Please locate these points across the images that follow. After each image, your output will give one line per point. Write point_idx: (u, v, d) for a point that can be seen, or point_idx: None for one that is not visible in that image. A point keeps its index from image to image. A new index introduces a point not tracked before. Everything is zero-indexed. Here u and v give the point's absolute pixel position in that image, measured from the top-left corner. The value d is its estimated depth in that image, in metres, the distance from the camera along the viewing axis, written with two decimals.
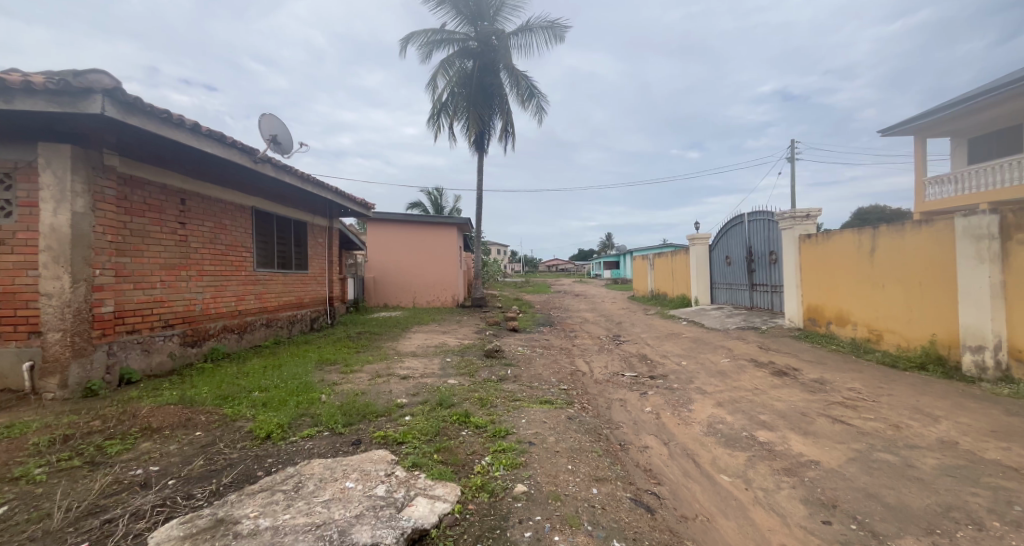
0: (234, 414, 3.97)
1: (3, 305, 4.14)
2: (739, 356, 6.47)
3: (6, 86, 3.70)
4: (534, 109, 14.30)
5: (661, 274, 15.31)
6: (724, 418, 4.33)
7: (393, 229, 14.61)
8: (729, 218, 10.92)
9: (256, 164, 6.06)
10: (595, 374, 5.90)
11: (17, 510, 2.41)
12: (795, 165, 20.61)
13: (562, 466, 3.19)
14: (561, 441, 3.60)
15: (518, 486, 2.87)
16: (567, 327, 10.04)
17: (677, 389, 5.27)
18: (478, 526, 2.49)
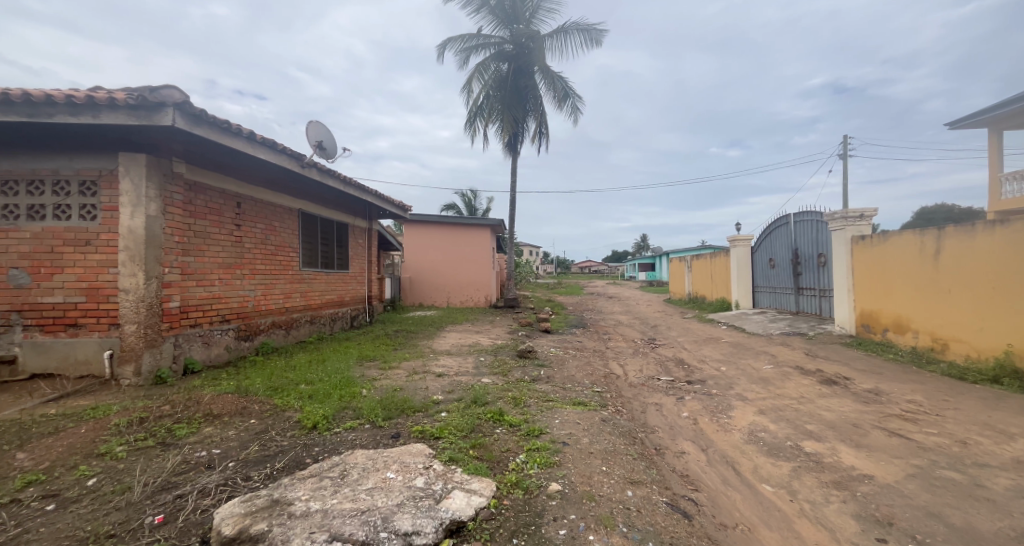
0: (283, 404, 4.23)
1: (88, 299, 4.56)
2: (783, 362, 6.29)
3: (94, 103, 4.09)
4: (569, 109, 14.30)
5: (699, 276, 15.02)
6: (767, 426, 4.24)
7: (427, 230, 14.94)
8: (773, 219, 10.57)
9: (303, 169, 6.39)
10: (629, 377, 5.88)
11: (103, 483, 2.69)
12: (848, 162, 19.66)
13: (597, 467, 3.23)
14: (595, 442, 3.65)
15: (552, 485, 2.94)
16: (600, 329, 10.01)
17: (716, 395, 5.19)
18: (513, 521, 2.57)
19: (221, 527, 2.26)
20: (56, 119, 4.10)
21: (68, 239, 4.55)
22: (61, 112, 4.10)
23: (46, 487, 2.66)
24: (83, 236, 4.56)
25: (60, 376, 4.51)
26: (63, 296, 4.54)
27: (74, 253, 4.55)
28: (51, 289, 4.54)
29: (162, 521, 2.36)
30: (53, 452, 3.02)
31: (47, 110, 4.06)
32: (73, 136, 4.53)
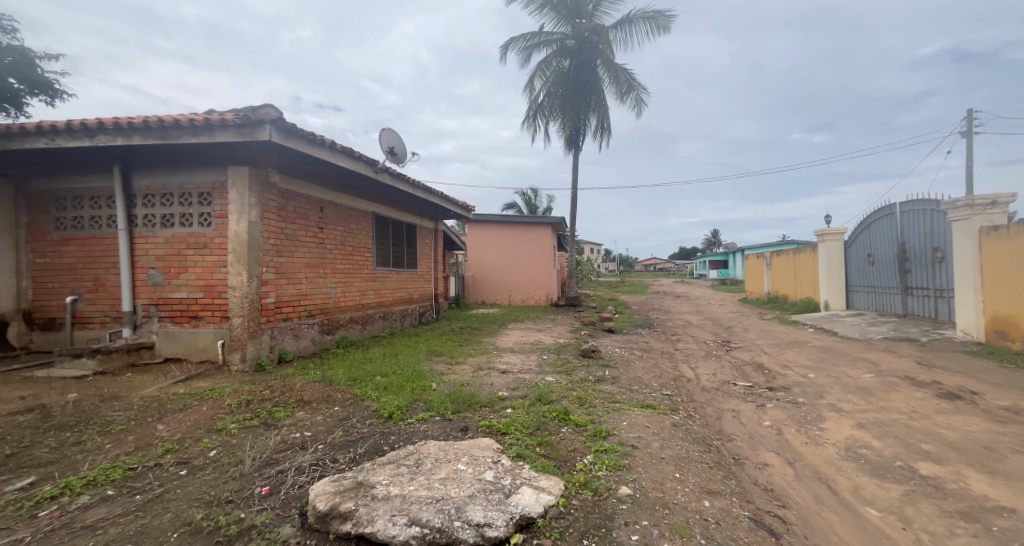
0: (362, 394, 4.57)
1: (204, 295, 5.22)
2: (886, 372, 5.77)
3: (209, 124, 4.67)
4: (633, 101, 13.97)
5: (779, 274, 14.12)
6: (869, 442, 3.93)
7: (489, 229, 15.24)
8: (874, 210, 9.66)
9: (377, 174, 6.81)
10: (702, 381, 5.70)
11: (221, 455, 3.11)
12: (972, 140, 17.37)
13: (670, 474, 3.19)
14: (666, 448, 3.59)
15: (622, 488, 2.95)
16: (668, 329, 9.72)
17: (803, 404, 4.90)
18: (583, 522, 2.60)
19: (315, 503, 2.51)
20: (180, 140, 4.74)
21: (191, 243, 5.24)
22: (185, 133, 4.74)
23: (179, 455, 3.13)
24: (201, 240, 5.22)
25: (186, 360, 5.25)
26: (187, 292, 5.26)
27: (196, 254, 5.24)
28: (178, 285, 5.27)
29: (268, 492, 2.68)
30: (183, 425, 3.54)
31: (175, 132, 4.72)
32: (193, 154, 5.21)
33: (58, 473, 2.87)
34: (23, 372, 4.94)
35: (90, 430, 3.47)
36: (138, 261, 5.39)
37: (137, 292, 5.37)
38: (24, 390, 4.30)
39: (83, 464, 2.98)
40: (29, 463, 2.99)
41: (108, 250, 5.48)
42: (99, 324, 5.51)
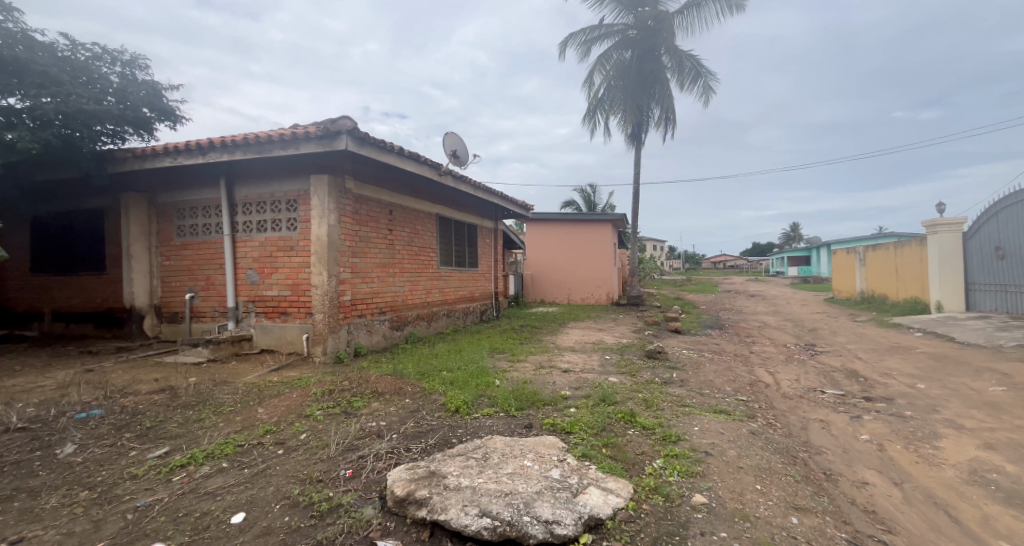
0: (430, 388, 4.80)
1: (292, 293, 5.75)
2: (1021, 386, 4.97)
3: (295, 137, 5.13)
4: (701, 88, 13.41)
5: (877, 271, 12.89)
6: (1000, 466, 3.35)
7: (548, 228, 15.26)
8: (1005, 197, 8.53)
9: (441, 177, 7.07)
10: (782, 387, 5.32)
11: (310, 438, 3.44)
12: None
13: (750, 485, 2.94)
14: (744, 456, 3.32)
15: (696, 496, 2.80)
16: (741, 331, 9.22)
17: (911, 418, 4.32)
18: (655, 528, 2.54)
19: (393, 488, 2.70)
20: (272, 153, 5.25)
21: (281, 246, 5.81)
22: (276, 147, 5.24)
23: (276, 436, 3.52)
24: (290, 243, 5.77)
25: (277, 352, 5.80)
26: (278, 290, 5.83)
27: (286, 256, 5.79)
28: (272, 284, 5.86)
29: (351, 474, 2.92)
30: (279, 410, 3.96)
31: (268, 146, 5.23)
32: (281, 165, 5.75)
33: (185, 446, 3.38)
34: (152, 358, 5.75)
35: (205, 411, 4.00)
36: (239, 263, 6.06)
37: (239, 290, 6.04)
38: (152, 374, 5.00)
39: (202, 440, 3.46)
40: (164, 435, 3.54)
41: (215, 253, 6.20)
42: (210, 318, 6.26)
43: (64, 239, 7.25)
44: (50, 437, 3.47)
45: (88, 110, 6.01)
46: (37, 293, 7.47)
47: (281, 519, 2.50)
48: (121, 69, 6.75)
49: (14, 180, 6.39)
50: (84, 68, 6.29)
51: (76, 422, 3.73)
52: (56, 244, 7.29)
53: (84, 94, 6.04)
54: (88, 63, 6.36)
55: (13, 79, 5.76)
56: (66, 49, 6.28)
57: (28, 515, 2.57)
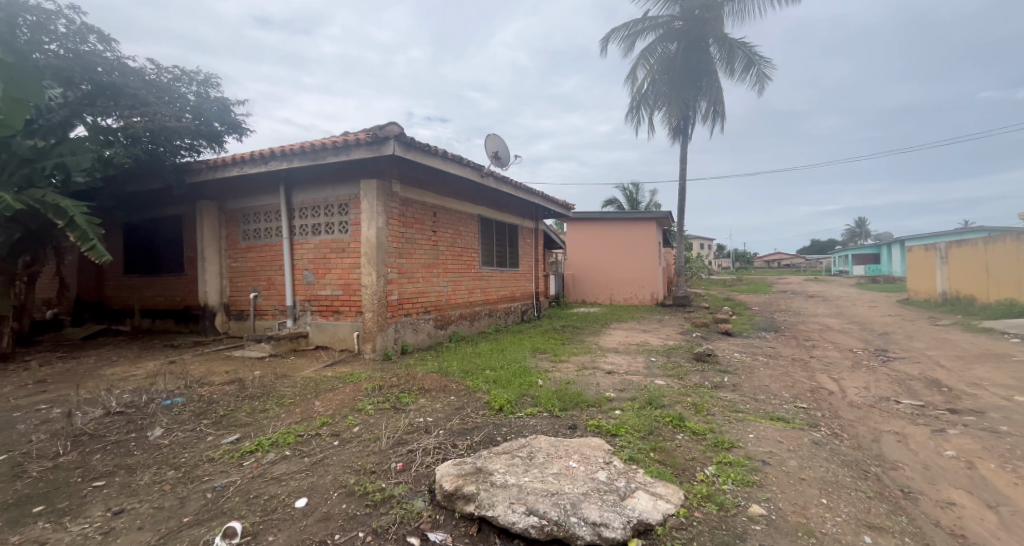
0: (475, 386, 4.86)
1: (344, 292, 6.00)
2: None
3: (346, 144, 5.34)
4: (753, 79, 12.94)
5: (961, 271, 11.87)
6: None
7: (589, 227, 15.09)
8: None
9: (483, 178, 7.15)
10: (848, 395, 4.99)
11: (362, 431, 3.59)
12: None
13: (814, 498, 2.78)
14: (805, 467, 3.15)
15: (753, 507, 2.69)
16: (799, 334, 8.74)
17: (1005, 434, 3.93)
18: (709, 537, 2.46)
19: (441, 482, 2.76)
20: (326, 159, 5.49)
21: (334, 248, 6.07)
22: (329, 154, 5.48)
23: (332, 428, 3.70)
24: (342, 245, 6.02)
25: (330, 348, 6.06)
26: (331, 289, 6.10)
27: (338, 257, 6.05)
28: (326, 284, 6.14)
29: (402, 467, 3.03)
30: (334, 403, 4.15)
31: (321, 153, 5.48)
32: (333, 171, 6.00)
33: (253, 433, 3.62)
34: (223, 351, 6.17)
35: (268, 402, 4.26)
36: (296, 264, 6.38)
37: (296, 289, 6.37)
38: (223, 367, 5.38)
39: (267, 428, 3.69)
40: (235, 423, 3.83)
41: (276, 255, 6.56)
42: (271, 316, 6.65)
43: (149, 244, 7.91)
44: (140, 421, 3.81)
45: (171, 125, 6.55)
46: (126, 293, 8.19)
47: (339, 506, 2.64)
48: (197, 88, 7.34)
49: (110, 193, 7.07)
50: (165, 89, 6.95)
51: (163, 408, 4.07)
52: (144, 249, 7.97)
53: (166, 112, 6.61)
54: (169, 84, 7.01)
55: (109, 101, 6.40)
56: (152, 72, 6.94)
57: (127, 489, 2.89)
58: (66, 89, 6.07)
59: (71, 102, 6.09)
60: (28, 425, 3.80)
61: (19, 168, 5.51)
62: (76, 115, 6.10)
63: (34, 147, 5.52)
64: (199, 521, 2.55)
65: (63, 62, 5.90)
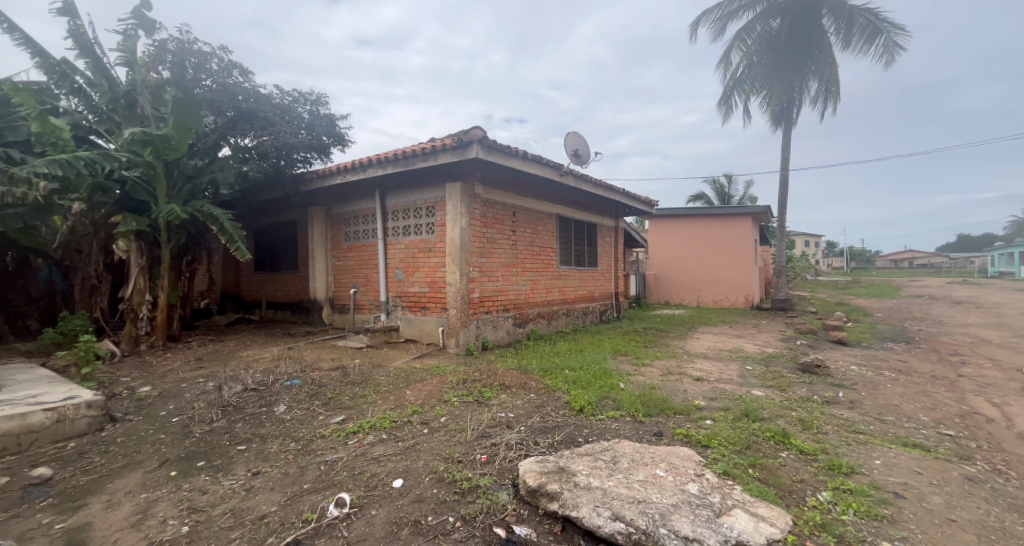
0: (554, 385, 4.79)
1: (431, 289, 6.25)
2: None
3: (433, 149, 5.53)
4: (874, 51, 11.57)
5: None
6: None
7: (673, 224, 14.35)
8: None
9: (563, 177, 7.03)
10: (1010, 424, 4.17)
11: (449, 422, 3.69)
12: None
13: (965, 542, 2.34)
14: (951, 505, 2.67)
15: (881, 543, 2.33)
16: (939, 348, 7.51)
17: None
18: None
19: (525, 477, 2.73)
20: (415, 165, 5.75)
21: (422, 247, 6.35)
22: (418, 159, 5.72)
23: (422, 416, 3.85)
24: (429, 244, 6.27)
25: (418, 342, 6.35)
26: (418, 285, 6.39)
27: (425, 255, 6.31)
28: (414, 280, 6.44)
29: (487, 459, 3.06)
30: (423, 393, 4.32)
31: (412, 159, 5.74)
32: (421, 175, 6.26)
33: (355, 416, 3.88)
34: (329, 340, 6.72)
35: (367, 389, 4.54)
36: (389, 263, 6.76)
37: (388, 286, 6.76)
38: (328, 354, 5.87)
39: (366, 412, 3.94)
40: (341, 405, 4.13)
41: (371, 254, 7.01)
42: (367, 310, 7.12)
43: (271, 244, 8.89)
44: (269, 397, 4.25)
45: (291, 142, 7.19)
46: (255, 286, 9.26)
47: (430, 490, 2.73)
48: (311, 108, 8.03)
49: (244, 202, 8.07)
50: (287, 110, 7.65)
51: (285, 387, 4.50)
52: (266, 248, 8.99)
53: (288, 129, 7.27)
54: (290, 106, 7.72)
55: (246, 124, 7.28)
56: (277, 96, 7.67)
57: (262, 455, 3.24)
58: (216, 116, 7.03)
59: (219, 128, 7.08)
60: (191, 394, 4.41)
61: (185, 185, 6.51)
62: (223, 138, 7.04)
63: (195, 167, 6.53)
64: (316, 489, 2.77)
65: (215, 94, 6.88)
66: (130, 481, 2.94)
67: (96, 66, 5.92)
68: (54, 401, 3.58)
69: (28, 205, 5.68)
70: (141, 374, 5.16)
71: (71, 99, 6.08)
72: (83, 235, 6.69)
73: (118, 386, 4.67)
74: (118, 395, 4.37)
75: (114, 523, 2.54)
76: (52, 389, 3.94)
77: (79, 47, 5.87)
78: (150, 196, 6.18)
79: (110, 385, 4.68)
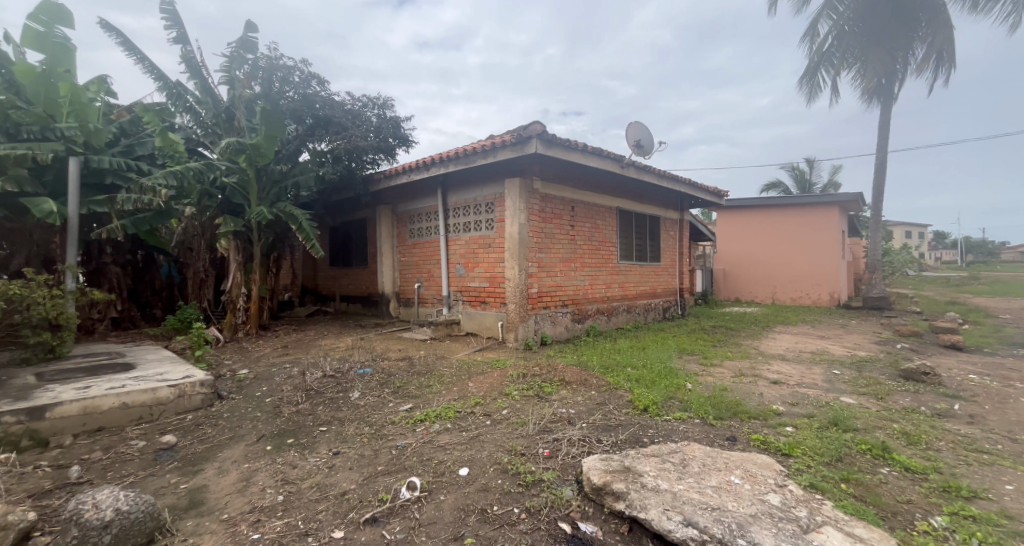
0: (616, 383, 4.63)
1: (490, 284, 6.28)
2: None
3: (493, 146, 5.53)
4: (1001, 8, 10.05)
5: None
6: None
7: (744, 215, 13.46)
8: None
9: (624, 169, 6.77)
10: None
11: (510, 415, 3.66)
12: None
13: None
14: None
15: None
16: None
17: None
18: None
19: (588, 474, 2.63)
20: (475, 163, 5.78)
21: (482, 243, 6.38)
22: (477, 157, 5.74)
23: (484, 408, 3.86)
24: (488, 240, 6.30)
25: (478, 336, 6.41)
26: (479, 280, 6.44)
27: (484, 251, 6.35)
28: (475, 275, 6.49)
29: (549, 454, 2.99)
30: (484, 385, 4.34)
31: (472, 157, 5.78)
32: (481, 172, 6.30)
33: (421, 404, 3.97)
34: (396, 332, 6.97)
35: (431, 379, 4.64)
36: (450, 258, 6.86)
37: (450, 281, 6.87)
38: (395, 345, 6.08)
39: (431, 402, 4.01)
40: (408, 394, 4.24)
41: (434, 250, 7.17)
42: (430, 303, 7.30)
43: (342, 241, 9.38)
44: (345, 383, 4.46)
45: (361, 146, 7.48)
46: (330, 280, 9.81)
47: (495, 481, 2.71)
48: (379, 111, 8.34)
49: (320, 203, 8.55)
50: (358, 115, 7.99)
51: (358, 375, 4.71)
52: (338, 245, 9.50)
53: (359, 134, 7.60)
54: (361, 111, 8.06)
55: (323, 130, 7.69)
56: (348, 102, 8.03)
57: (341, 436, 3.39)
58: (297, 124, 7.50)
59: (300, 135, 7.52)
60: (280, 377, 4.74)
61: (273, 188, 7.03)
62: (303, 144, 7.51)
63: (281, 172, 7.00)
64: (390, 471, 2.85)
65: (297, 104, 7.35)
66: (235, 452, 3.19)
67: (202, 86, 6.48)
68: (175, 378, 3.96)
69: (153, 210, 6.49)
70: (239, 357, 5.67)
71: (184, 116, 6.69)
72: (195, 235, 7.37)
73: (223, 368, 5.14)
74: (222, 376, 4.80)
75: (225, 487, 2.76)
76: (172, 367, 4.38)
77: (189, 69, 6.45)
78: (245, 200, 6.73)
79: (216, 366, 5.17)
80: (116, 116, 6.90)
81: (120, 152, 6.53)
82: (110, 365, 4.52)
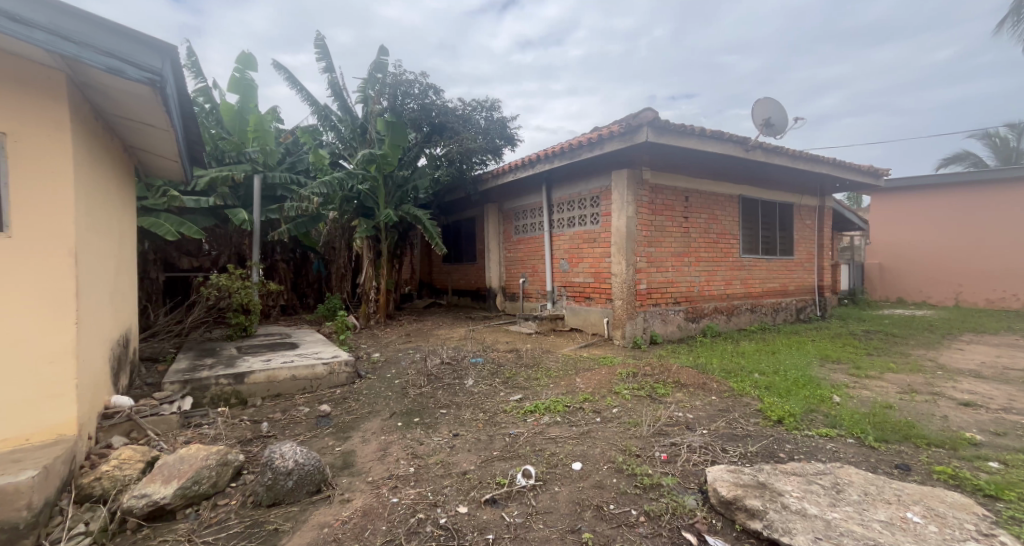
0: (741, 389, 4.07)
1: (595, 280, 6.01)
2: None
3: (599, 138, 5.23)
4: None
5: None
6: None
7: (906, 200, 11.30)
8: None
9: (749, 153, 5.97)
10: None
11: (622, 415, 3.40)
12: None
13: None
14: None
15: None
16: None
17: None
18: None
19: (715, 486, 2.30)
20: (580, 156, 5.54)
21: (586, 238, 6.13)
22: (583, 150, 5.50)
23: (593, 405, 3.64)
24: (593, 235, 6.02)
25: (583, 331, 6.19)
26: (584, 275, 6.20)
27: (590, 247, 6.08)
28: (580, 270, 6.25)
29: (667, 459, 2.69)
30: (593, 382, 4.12)
31: (577, 150, 5.54)
32: (587, 166, 6.04)
33: (529, 396, 3.89)
34: (502, 324, 7.04)
35: (539, 372, 4.54)
36: (554, 253, 6.71)
37: (553, 276, 6.73)
38: (503, 336, 6.12)
39: (540, 394, 3.91)
40: (517, 385, 4.19)
41: (538, 245, 7.08)
42: (536, 297, 7.25)
43: (453, 237, 9.81)
44: (459, 371, 4.56)
45: (472, 146, 7.69)
46: (443, 274, 10.31)
47: (610, 479, 2.49)
48: (487, 113, 8.52)
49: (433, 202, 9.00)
50: (469, 118, 8.23)
51: (471, 364, 4.79)
52: (450, 241, 9.96)
53: (471, 135, 7.81)
54: (472, 114, 8.29)
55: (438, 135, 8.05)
56: (461, 107, 8.30)
57: (458, 420, 3.44)
58: (416, 132, 7.93)
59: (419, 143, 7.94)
60: (405, 361, 5.03)
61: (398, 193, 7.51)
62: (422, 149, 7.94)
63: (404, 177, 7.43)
64: (505, 457, 2.79)
65: (417, 113, 7.77)
66: (373, 425, 3.40)
67: (343, 106, 7.16)
68: (327, 357, 4.37)
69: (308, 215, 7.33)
70: (371, 342, 6.19)
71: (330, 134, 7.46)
72: (337, 236, 8.24)
73: (360, 350, 5.66)
74: (358, 357, 5.26)
75: (368, 454, 2.94)
76: (324, 349, 4.87)
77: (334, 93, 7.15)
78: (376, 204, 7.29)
79: (354, 348, 5.69)
80: (284, 137, 8.01)
81: (286, 168, 7.50)
82: (282, 343, 5.22)
